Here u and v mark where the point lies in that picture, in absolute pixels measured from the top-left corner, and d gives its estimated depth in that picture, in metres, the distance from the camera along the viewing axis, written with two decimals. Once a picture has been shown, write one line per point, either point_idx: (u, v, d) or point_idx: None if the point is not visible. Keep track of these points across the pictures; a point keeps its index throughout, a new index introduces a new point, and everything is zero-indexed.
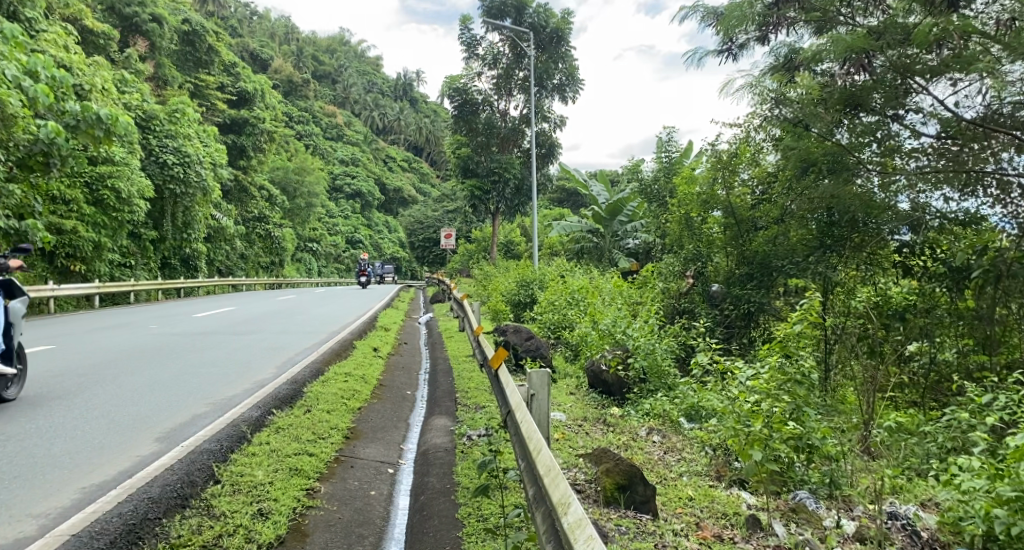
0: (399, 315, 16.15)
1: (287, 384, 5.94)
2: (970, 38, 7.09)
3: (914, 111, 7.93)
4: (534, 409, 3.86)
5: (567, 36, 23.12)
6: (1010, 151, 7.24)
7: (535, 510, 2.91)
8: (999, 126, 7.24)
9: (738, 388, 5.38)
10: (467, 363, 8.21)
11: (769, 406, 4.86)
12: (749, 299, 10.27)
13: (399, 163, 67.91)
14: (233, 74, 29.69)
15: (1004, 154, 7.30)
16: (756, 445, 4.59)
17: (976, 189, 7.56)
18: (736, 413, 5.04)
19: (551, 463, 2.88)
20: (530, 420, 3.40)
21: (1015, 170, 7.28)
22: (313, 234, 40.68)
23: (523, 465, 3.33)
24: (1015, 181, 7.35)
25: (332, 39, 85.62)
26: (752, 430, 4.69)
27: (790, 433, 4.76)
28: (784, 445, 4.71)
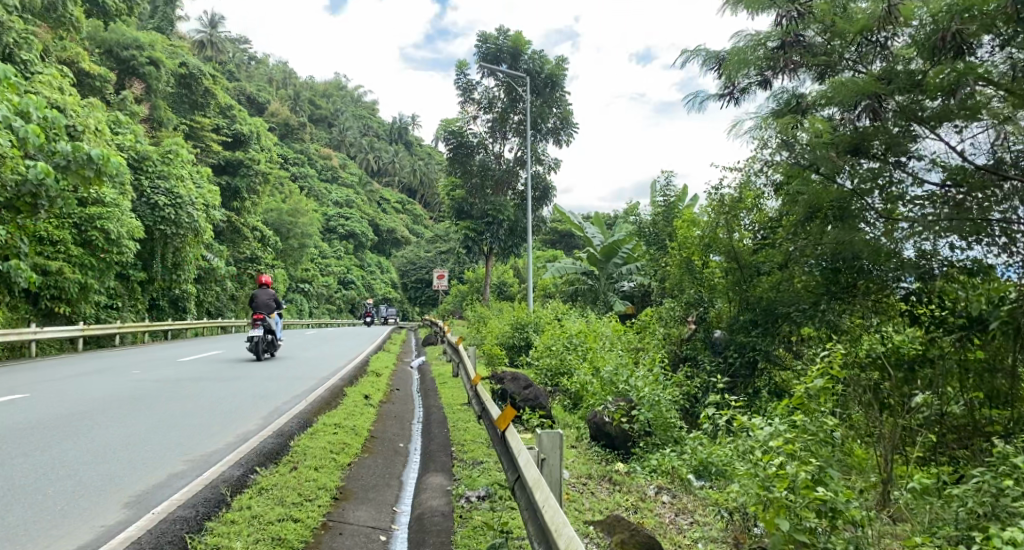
0: (391, 358, 15.84)
1: (273, 437, 5.60)
2: (975, 86, 7.03)
3: (917, 158, 7.79)
4: (544, 474, 3.54)
5: (562, 81, 23.30)
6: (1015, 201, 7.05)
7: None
8: (1004, 174, 7.07)
9: (759, 449, 5.06)
10: (463, 413, 7.87)
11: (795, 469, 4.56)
12: (754, 346, 9.99)
13: (393, 204, 68.13)
14: (229, 116, 29.81)
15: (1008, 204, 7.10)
16: (781, 513, 4.33)
17: (980, 239, 7.19)
18: (758, 478, 4.74)
19: None
20: (554, 504, 2.91)
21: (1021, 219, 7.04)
22: (304, 275, 40.37)
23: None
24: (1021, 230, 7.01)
25: (329, 83, 86.83)
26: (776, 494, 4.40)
27: (818, 499, 4.44)
28: (811, 512, 4.40)
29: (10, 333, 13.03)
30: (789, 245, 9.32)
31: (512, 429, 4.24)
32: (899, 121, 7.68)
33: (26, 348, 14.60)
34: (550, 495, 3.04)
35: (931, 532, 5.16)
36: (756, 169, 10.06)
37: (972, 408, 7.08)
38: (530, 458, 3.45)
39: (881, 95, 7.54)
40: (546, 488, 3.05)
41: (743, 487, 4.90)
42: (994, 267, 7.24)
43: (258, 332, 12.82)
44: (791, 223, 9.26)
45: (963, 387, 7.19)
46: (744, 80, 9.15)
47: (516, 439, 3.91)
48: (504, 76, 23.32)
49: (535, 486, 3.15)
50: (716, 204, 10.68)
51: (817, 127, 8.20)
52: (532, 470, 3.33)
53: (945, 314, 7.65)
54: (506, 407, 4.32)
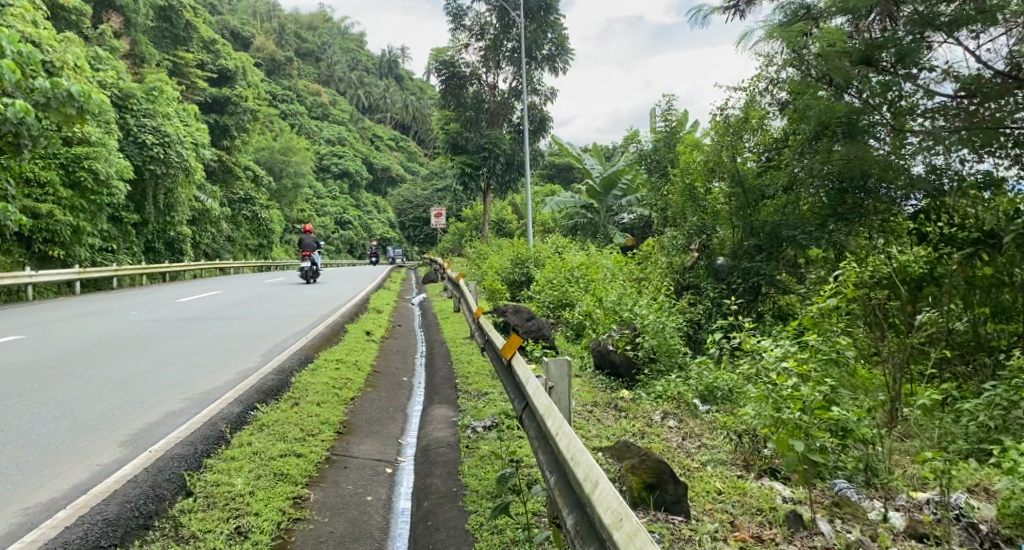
0: (391, 296, 15.74)
1: (274, 374, 5.50)
2: None
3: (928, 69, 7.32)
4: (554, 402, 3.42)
5: (556, 4, 22.34)
6: None
7: (581, 546, 2.34)
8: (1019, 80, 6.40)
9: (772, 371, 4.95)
10: (466, 346, 7.79)
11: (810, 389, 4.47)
12: (758, 272, 9.75)
13: (387, 142, 66.91)
14: (213, 51, 28.83)
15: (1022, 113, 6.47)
16: (796, 434, 4.23)
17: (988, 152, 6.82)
18: (770, 401, 4.61)
19: (611, 499, 2.18)
20: (567, 430, 2.76)
21: None
22: (300, 215, 39.94)
23: (557, 480, 2.75)
24: None
25: (315, 17, 83.98)
26: (790, 417, 4.27)
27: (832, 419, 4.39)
28: (825, 433, 4.32)
29: (5, 277, 12.84)
30: (796, 164, 9.08)
31: (518, 357, 4.09)
32: (914, 29, 7.23)
33: (24, 292, 14.45)
34: (563, 423, 2.87)
35: (941, 448, 5.11)
36: (760, 88, 9.95)
37: (976, 325, 7.11)
38: (540, 386, 3.29)
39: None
40: (560, 415, 2.88)
41: (753, 408, 4.81)
42: (1005, 180, 6.90)
43: (308, 264, 17.26)
44: (798, 143, 9.09)
45: (967, 305, 7.06)
46: None
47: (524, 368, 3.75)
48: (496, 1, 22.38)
49: (547, 414, 2.98)
50: (718, 127, 10.34)
51: (830, 36, 8.01)
52: (541, 398, 3.17)
53: (954, 230, 7.47)
54: (513, 336, 4.16)
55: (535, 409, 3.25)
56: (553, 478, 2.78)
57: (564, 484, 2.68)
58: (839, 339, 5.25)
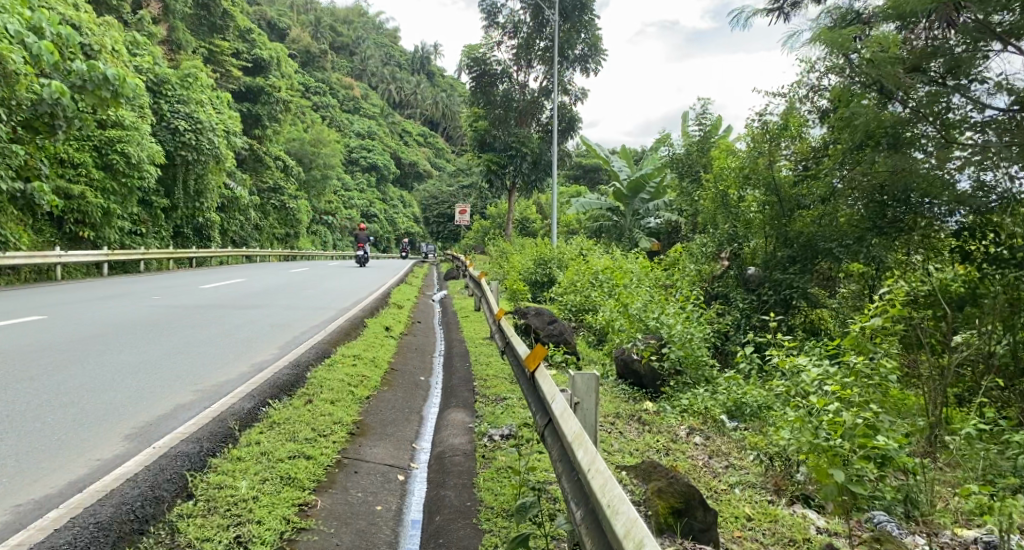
0: (412, 291, 15.60)
1: (289, 368, 5.35)
2: None
3: (981, 82, 7.12)
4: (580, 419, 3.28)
5: (591, 4, 22.01)
6: None
7: None
8: None
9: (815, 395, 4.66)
10: (485, 347, 7.60)
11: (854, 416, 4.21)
12: (791, 284, 9.51)
13: (415, 137, 66.98)
14: (249, 40, 28.96)
15: None
16: (834, 461, 3.98)
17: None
18: (808, 425, 4.32)
19: None
20: (601, 466, 2.53)
21: None
22: (327, 207, 40.10)
23: (584, 516, 2.55)
24: None
25: (350, 10, 84.33)
26: (831, 445, 4.04)
27: (877, 449, 4.12)
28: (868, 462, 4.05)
29: (35, 256, 12.94)
30: (836, 173, 8.80)
31: (541, 370, 3.89)
32: (966, 40, 7.12)
33: (53, 272, 14.56)
34: (595, 454, 2.65)
35: (985, 481, 4.82)
36: (801, 95, 9.67)
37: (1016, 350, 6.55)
38: (566, 407, 3.06)
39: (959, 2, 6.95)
40: (591, 446, 2.65)
41: (788, 430, 4.55)
42: None
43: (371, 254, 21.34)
44: (838, 153, 8.71)
45: (1009, 329, 6.57)
46: None
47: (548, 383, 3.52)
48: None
49: (576, 443, 2.76)
50: (755, 133, 10.03)
51: (883, 40, 7.70)
52: (568, 421, 2.95)
53: (999, 251, 7.03)
54: (537, 346, 3.95)
55: (561, 431, 3.03)
56: (581, 513, 2.57)
57: (594, 525, 2.46)
58: (884, 362, 4.97)
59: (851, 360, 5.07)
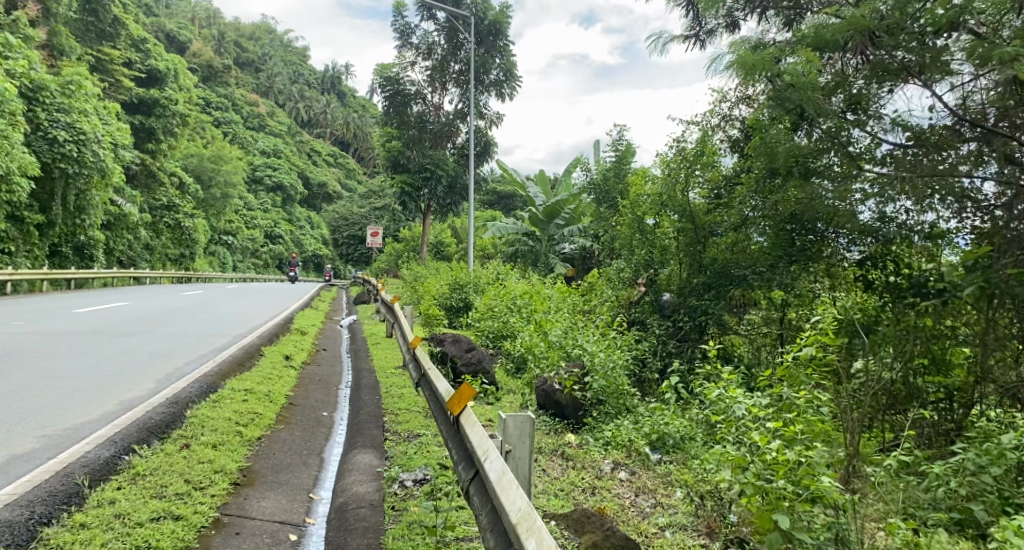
0: (318, 317, 14.74)
1: (166, 405, 4.66)
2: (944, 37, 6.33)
3: (878, 118, 7.08)
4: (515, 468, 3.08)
5: (506, 30, 22.05)
6: (969, 164, 6.36)
7: None
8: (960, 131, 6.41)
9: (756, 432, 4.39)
10: (396, 377, 7.06)
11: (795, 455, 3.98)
12: (706, 311, 9.57)
13: (325, 157, 65.24)
14: (143, 50, 27.30)
15: (962, 166, 6.40)
16: (779, 508, 3.73)
17: (941, 200, 6.60)
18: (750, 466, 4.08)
19: None
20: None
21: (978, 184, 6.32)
22: (227, 226, 38.05)
23: None
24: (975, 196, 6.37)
25: (257, 27, 81.89)
26: (774, 489, 3.82)
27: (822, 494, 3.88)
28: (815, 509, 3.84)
29: None
30: (749, 204, 8.85)
31: (467, 414, 3.49)
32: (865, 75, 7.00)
33: None
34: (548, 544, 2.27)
35: (903, 515, 4.72)
36: (713, 124, 9.80)
37: (907, 376, 6.56)
38: (507, 473, 2.69)
39: (875, 31, 6.70)
40: (544, 534, 2.26)
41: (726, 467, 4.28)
42: (950, 233, 6.68)
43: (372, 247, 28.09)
44: (752, 181, 8.73)
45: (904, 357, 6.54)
46: (712, 22, 8.95)
47: (479, 432, 3.14)
48: (445, 21, 21.97)
49: (526, 524, 2.36)
50: (671, 160, 10.05)
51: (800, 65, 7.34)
52: (513, 494, 2.56)
53: (899, 281, 7.19)
54: (462, 386, 3.56)
55: (501, 504, 2.64)
56: None
57: None
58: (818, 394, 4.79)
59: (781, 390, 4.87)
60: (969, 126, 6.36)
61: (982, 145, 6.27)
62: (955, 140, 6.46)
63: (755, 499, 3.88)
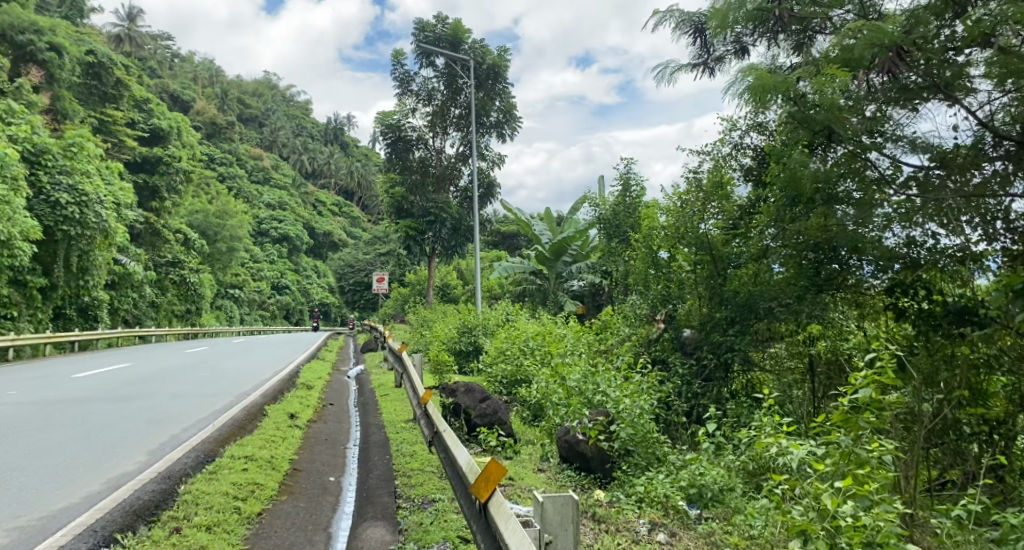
0: (324, 368, 14.30)
1: (156, 483, 4.33)
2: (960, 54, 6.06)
3: (895, 140, 6.78)
4: None
5: (504, 73, 22.12)
6: (1002, 184, 6.02)
7: None
8: (985, 151, 6.12)
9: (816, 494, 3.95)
10: (407, 433, 6.61)
11: (877, 520, 3.54)
12: (731, 346, 9.05)
13: (330, 207, 65.54)
14: (145, 110, 27.63)
15: (999, 186, 6.03)
16: None
17: (968, 222, 6.30)
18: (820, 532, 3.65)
19: None
20: None
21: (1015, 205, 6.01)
22: (233, 279, 37.75)
23: None
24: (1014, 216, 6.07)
25: (259, 84, 83.57)
26: None
27: None
28: None
29: None
30: (768, 234, 8.41)
31: (496, 498, 3.20)
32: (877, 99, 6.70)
33: None
34: None
35: None
36: (724, 154, 9.55)
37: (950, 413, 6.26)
38: None
39: (902, 47, 6.22)
40: None
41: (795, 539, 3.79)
42: (984, 255, 6.36)
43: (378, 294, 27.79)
44: (770, 209, 8.31)
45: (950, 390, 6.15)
46: (720, 48, 8.74)
47: (516, 525, 2.89)
48: (444, 67, 22.03)
49: None
50: (685, 192, 9.76)
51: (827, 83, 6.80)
52: None
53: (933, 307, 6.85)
54: (488, 463, 3.29)
55: None
56: None
57: None
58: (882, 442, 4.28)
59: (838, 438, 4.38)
60: (992, 144, 6.08)
61: (1009, 164, 5.97)
62: (981, 159, 6.14)
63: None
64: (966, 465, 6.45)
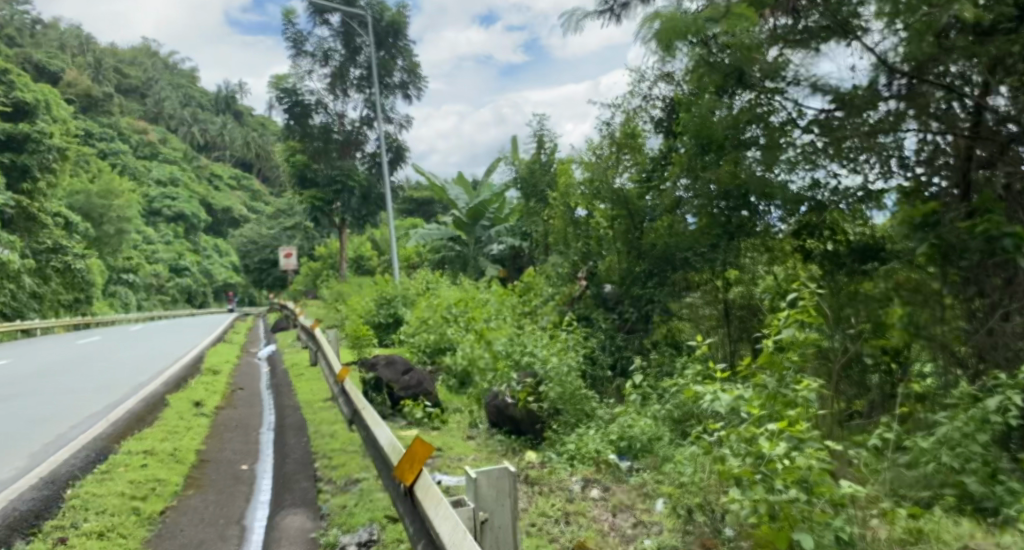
0: (234, 351, 13.56)
1: (33, 491, 3.85)
2: None
3: (796, 84, 6.75)
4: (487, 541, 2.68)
5: (404, 31, 21.28)
6: (899, 124, 6.13)
7: None
8: (879, 93, 6.20)
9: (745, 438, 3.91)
10: (327, 412, 6.26)
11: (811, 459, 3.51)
12: (650, 299, 9.32)
13: (228, 182, 62.18)
14: (7, 82, 25.10)
15: (897, 125, 6.14)
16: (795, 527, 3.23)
17: (867, 161, 6.48)
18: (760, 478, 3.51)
19: None
20: None
21: (912, 146, 6.17)
22: (126, 263, 35.22)
23: None
24: (910, 154, 6.21)
25: (138, 53, 77.64)
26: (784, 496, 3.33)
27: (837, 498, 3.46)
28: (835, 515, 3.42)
29: None
30: (680, 185, 8.48)
31: (423, 479, 2.94)
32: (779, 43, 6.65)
33: None
34: None
35: (895, 498, 4.27)
36: (633, 107, 9.46)
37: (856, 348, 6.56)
38: None
39: None
40: None
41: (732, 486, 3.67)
42: (884, 195, 6.49)
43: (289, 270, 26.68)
44: (681, 159, 8.35)
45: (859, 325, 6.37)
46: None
47: (447, 510, 2.63)
48: (340, 25, 20.96)
49: None
50: (597, 147, 9.67)
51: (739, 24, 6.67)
52: None
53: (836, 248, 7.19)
54: (413, 444, 2.99)
55: None
56: None
57: None
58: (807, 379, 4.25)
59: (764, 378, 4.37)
60: (885, 85, 6.16)
61: (902, 103, 6.09)
62: (875, 100, 6.21)
63: (766, 517, 3.32)
64: (865, 395, 7.06)
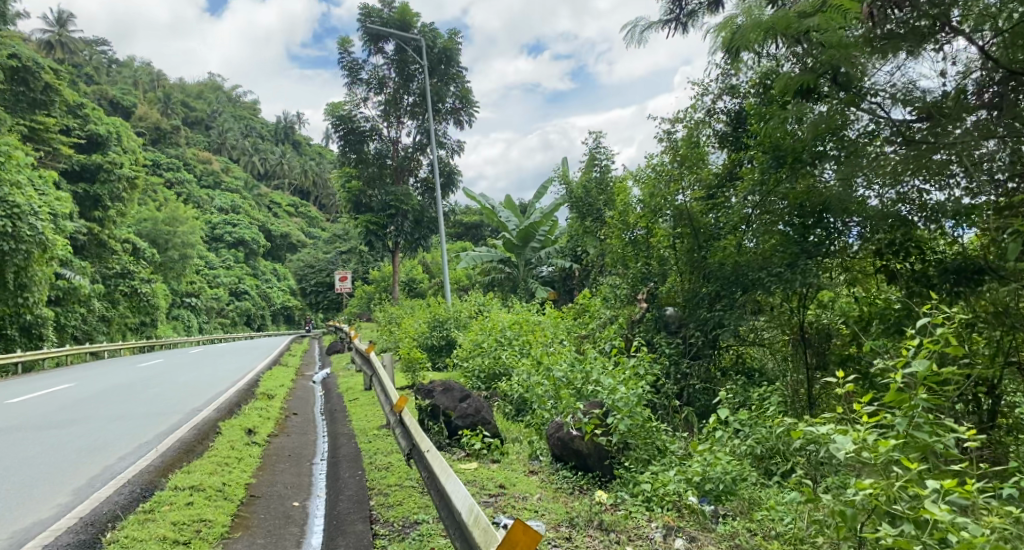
0: (286, 374, 13.44)
1: (72, 538, 3.67)
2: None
3: (874, 95, 6.48)
4: None
5: (457, 56, 21.27)
6: (989, 136, 5.63)
7: None
8: (967, 104, 5.82)
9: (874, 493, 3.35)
10: (381, 442, 5.92)
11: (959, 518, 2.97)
12: (722, 322, 8.37)
13: (285, 208, 63.74)
14: (81, 116, 26.29)
15: (987, 138, 5.64)
16: None
17: (953, 177, 6.02)
18: None
19: None
20: None
21: (1003, 161, 5.60)
22: (189, 288, 36.04)
23: None
24: (1002, 170, 5.64)
25: (202, 87, 80.98)
26: None
27: None
28: None
29: None
30: (749, 201, 7.96)
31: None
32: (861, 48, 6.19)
33: None
34: None
35: None
36: (697, 119, 8.94)
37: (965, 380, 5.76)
38: None
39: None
40: None
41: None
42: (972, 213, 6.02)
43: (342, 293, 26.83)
44: (753, 173, 7.84)
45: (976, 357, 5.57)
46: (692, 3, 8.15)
47: None
48: (394, 53, 21.11)
49: None
50: (659, 161, 9.10)
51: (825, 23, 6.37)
52: None
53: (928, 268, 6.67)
54: (515, 527, 2.71)
55: None
56: None
57: None
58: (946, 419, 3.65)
59: (888, 419, 3.71)
60: (975, 94, 5.81)
61: (993, 111, 5.66)
62: (962, 109, 5.87)
63: None
64: None
